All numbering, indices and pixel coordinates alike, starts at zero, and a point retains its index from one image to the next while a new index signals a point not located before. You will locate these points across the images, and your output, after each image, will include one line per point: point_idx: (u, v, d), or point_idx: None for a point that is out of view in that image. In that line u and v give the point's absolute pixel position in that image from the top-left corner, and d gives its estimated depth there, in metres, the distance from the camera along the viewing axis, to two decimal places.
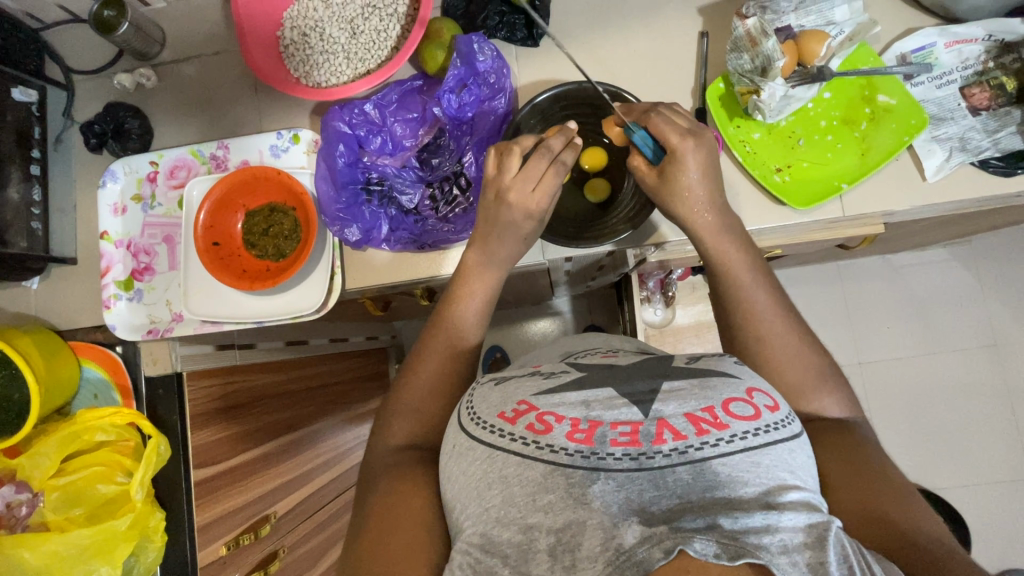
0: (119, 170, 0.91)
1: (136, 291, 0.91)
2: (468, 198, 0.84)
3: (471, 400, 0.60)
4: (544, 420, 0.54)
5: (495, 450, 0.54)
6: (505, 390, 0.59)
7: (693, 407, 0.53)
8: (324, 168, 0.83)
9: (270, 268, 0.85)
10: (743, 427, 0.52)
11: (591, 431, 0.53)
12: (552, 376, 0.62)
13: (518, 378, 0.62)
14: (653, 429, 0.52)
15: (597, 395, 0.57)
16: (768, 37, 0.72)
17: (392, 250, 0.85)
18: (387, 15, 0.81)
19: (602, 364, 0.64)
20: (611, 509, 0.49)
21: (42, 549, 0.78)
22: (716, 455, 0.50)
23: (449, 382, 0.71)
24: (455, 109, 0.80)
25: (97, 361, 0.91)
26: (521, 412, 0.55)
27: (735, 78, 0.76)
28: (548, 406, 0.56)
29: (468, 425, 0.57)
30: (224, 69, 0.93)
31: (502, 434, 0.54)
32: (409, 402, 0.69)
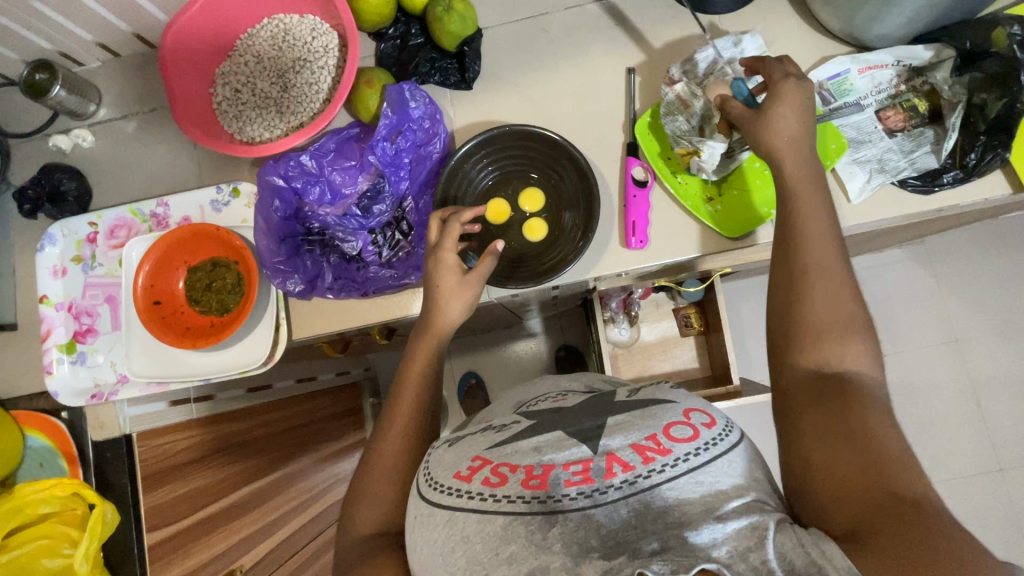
0: (58, 233, 0.90)
1: (79, 354, 0.89)
2: (410, 242, 0.84)
3: (428, 466, 0.58)
4: (499, 472, 0.52)
5: (455, 512, 0.51)
6: (460, 450, 0.57)
7: (635, 437, 0.51)
8: (261, 222, 0.83)
9: (214, 325, 0.84)
10: (685, 449, 0.49)
11: (544, 477, 0.51)
12: (504, 428, 0.59)
13: (473, 435, 0.59)
14: (603, 464, 0.50)
15: (549, 440, 0.54)
16: (698, 100, 0.78)
17: (336, 298, 0.85)
18: (318, 67, 0.82)
19: (554, 407, 0.61)
20: (573, 548, 0.47)
21: None
22: (665, 483, 0.48)
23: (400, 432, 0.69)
24: (391, 156, 0.82)
25: (41, 429, 0.89)
26: (476, 468, 0.53)
27: (675, 140, 0.79)
28: (502, 456, 0.54)
29: (426, 490, 0.54)
30: (162, 125, 0.93)
31: (460, 494, 0.51)
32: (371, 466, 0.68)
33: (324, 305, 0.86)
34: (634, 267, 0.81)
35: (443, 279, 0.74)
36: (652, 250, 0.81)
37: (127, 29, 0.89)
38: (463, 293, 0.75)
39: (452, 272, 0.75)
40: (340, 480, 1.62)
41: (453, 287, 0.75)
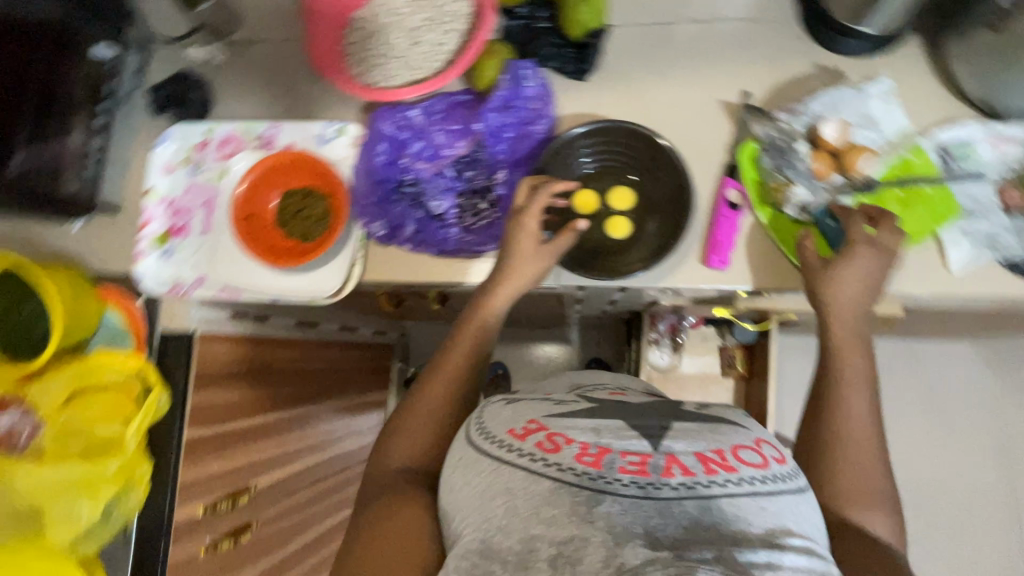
0: (175, 134, 0.97)
1: (168, 248, 0.95)
2: (493, 213, 0.87)
3: (481, 417, 0.60)
4: (554, 440, 0.53)
5: (501, 462, 0.53)
6: (517, 409, 0.59)
7: (701, 446, 0.51)
8: (363, 163, 0.88)
9: (294, 248, 0.88)
10: (751, 473, 0.50)
11: (599, 457, 0.51)
12: (563, 402, 0.60)
13: (530, 400, 0.62)
14: (662, 463, 0.50)
15: (610, 425, 0.55)
16: (798, 143, 0.80)
17: (412, 251, 0.87)
18: (447, 30, 0.85)
19: (610, 399, 0.62)
20: (614, 530, 0.47)
21: (34, 476, 0.79)
22: (724, 495, 0.48)
23: (449, 380, 0.72)
24: (496, 126, 0.86)
25: (118, 308, 0.95)
26: (531, 431, 0.55)
27: (767, 174, 0.80)
28: (559, 427, 0.55)
29: (477, 438, 0.57)
30: (288, 57, 0.98)
31: (511, 449, 0.54)
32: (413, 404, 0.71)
33: (392, 255, 0.88)
34: (708, 286, 0.81)
35: (524, 241, 0.76)
36: (731, 274, 0.80)
37: None
38: (537, 262, 0.76)
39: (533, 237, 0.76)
40: (355, 432, 1.66)
41: (530, 253, 0.76)
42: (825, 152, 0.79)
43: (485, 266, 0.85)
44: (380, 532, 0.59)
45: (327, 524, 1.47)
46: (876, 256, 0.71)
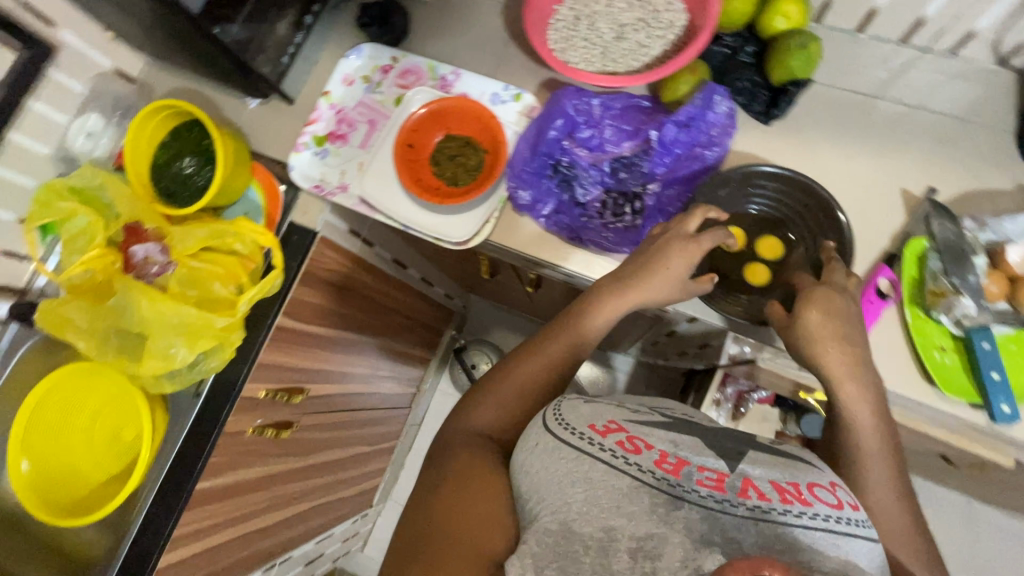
0: (366, 51, 1.02)
1: (323, 149, 1.00)
2: (635, 220, 0.87)
3: (557, 408, 0.63)
4: (633, 442, 0.57)
5: (583, 453, 0.56)
6: (594, 407, 0.62)
7: (777, 478, 0.55)
8: (533, 131, 0.89)
9: (440, 189, 0.91)
10: (825, 510, 0.53)
11: (678, 466, 0.55)
12: (638, 411, 0.63)
13: (605, 402, 0.65)
14: (738, 484, 0.53)
15: (687, 441, 0.59)
16: (976, 256, 0.76)
17: (545, 227, 0.89)
18: (655, 36, 0.87)
19: (684, 418, 0.65)
20: (693, 535, 0.49)
21: (155, 306, 0.85)
22: (801, 526, 0.50)
23: (541, 368, 0.76)
24: (670, 139, 0.85)
25: (262, 187, 1.01)
26: (611, 429, 0.58)
27: (931, 277, 0.76)
28: (638, 432, 0.58)
29: (556, 427, 0.59)
30: (488, 13, 1.01)
31: (592, 441, 0.57)
32: (504, 383, 0.75)
33: (523, 225, 0.90)
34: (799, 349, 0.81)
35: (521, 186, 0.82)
36: None
37: None
38: (672, 285, 0.75)
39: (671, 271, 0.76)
40: (395, 379, 1.70)
41: (674, 277, 0.75)
42: (1000, 274, 0.76)
43: (610, 266, 0.87)
44: (458, 493, 0.62)
45: (346, 452, 1.52)
46: (836, 292, 0.71)
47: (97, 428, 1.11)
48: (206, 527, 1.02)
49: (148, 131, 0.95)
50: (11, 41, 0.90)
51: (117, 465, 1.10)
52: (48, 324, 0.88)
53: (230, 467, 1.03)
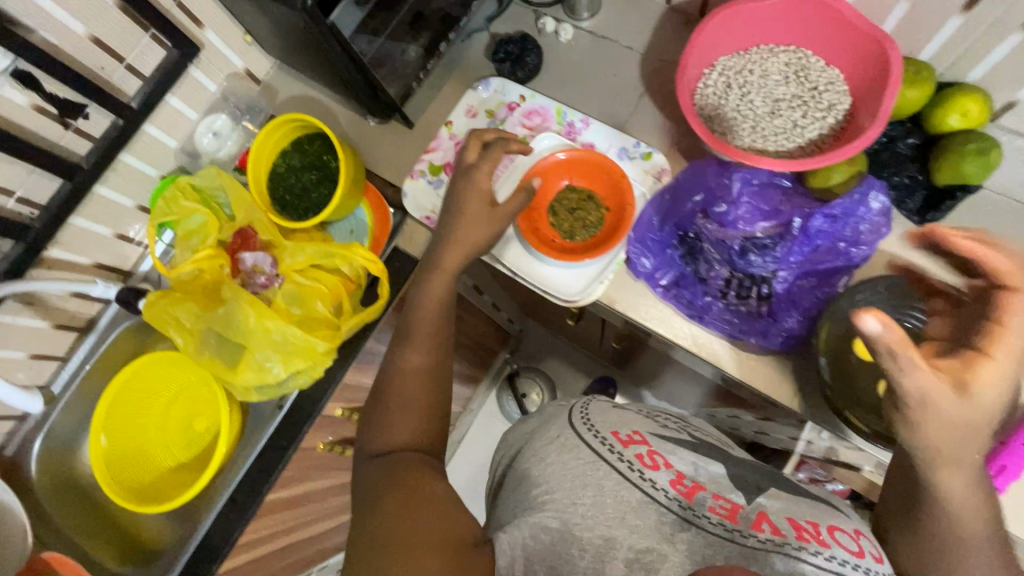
0: (494, 85, 1.00)
1: (438, 179, 0.99)
2: (761, 307, 0.82)
3: (585, 409, 0.75)
4: (653, 458, 0.67)
5: (602, 460, 0.66)
6: (619, 418, 0.73)
7: (795, 516, 0.64)
8: (665, 200, 0.87)
9: (556, 242, 0.88)
10: (842, 553, 0.59)
11: (691, 490, 0.65)
12: (664, 428, 0.75)
13: (632, 414, 0.77)
14: (752, 516, 0.64)
15: (708, 468, 0.69)
16: None
17: (660, 298, 0.85)
18: (813, 116, 0.81)
19: (716, 445, 0.76)
20: (693, 557, 0.59)
21: (261, 322, 0.85)
22: (810, 562, 0.59)
23: (430, 365, 0.78)
24: (813, 229, 0.80)
25: (371, 208, 1.00)
26: (635, 441, 0.69)
27: None
28: (659, 449, 0.69)
29: (580, 426, 0.71)
30: (625, 64, 0.98)
31: (613, 448, 0.67)
32: (401, 394, 0.76)
33: (636, 291, 0.85)
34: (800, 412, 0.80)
35: (474, 206, 0.82)
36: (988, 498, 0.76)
37: None
38: None
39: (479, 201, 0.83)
40: None
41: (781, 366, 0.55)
42: None
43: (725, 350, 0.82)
44: (417, 501, 0.65)
45: None
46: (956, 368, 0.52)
47: (169, 414, 1.13)
48: (267, 534, 1.02)
49: (273, 142, 0.96)
50: (164, 40, 0.91)
51: (187, 453, 1.12)
52: (154, 319, 0.90)
53: (299, 479, 1.03)
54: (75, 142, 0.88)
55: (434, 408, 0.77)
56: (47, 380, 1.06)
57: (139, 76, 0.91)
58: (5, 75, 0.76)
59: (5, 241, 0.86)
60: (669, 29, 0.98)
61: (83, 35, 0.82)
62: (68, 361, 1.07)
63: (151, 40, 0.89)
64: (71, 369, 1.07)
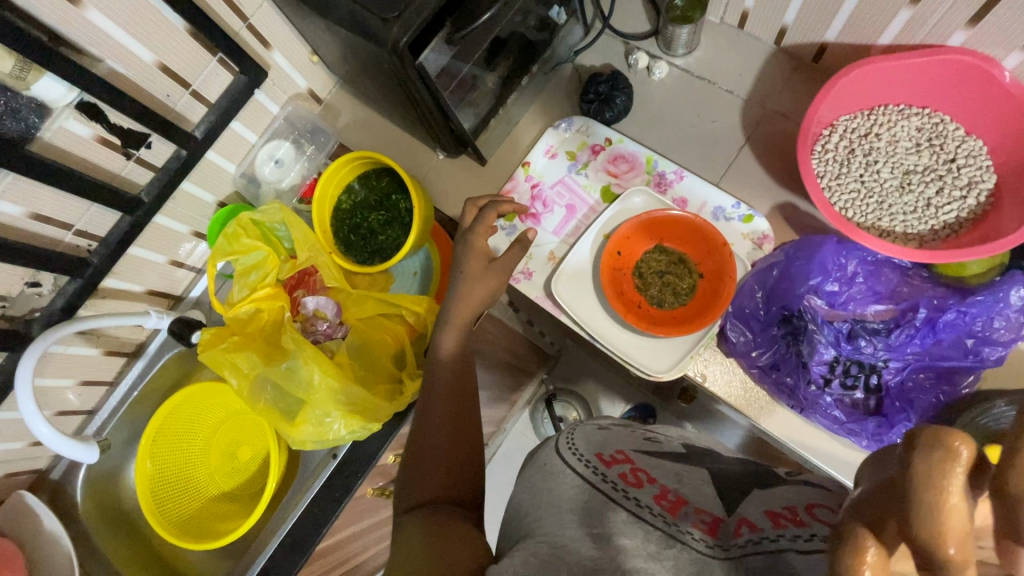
0: (577, 125, 0.92)
1: (512, 225, 0.91)
2: (870, 401, 0.74)
3: (572, 436, 0.68)
4: (636, 475, 0.57)
5: (586, 481, 0.57)
6: (604, 440, 0.66)
7: (773, 506, 0.48)
8: (769, 273, 0.78)
9: (641, 307, 0.82)
10: (823, 530, 0.42)
11: (676, 505, 0.53)
12: (655, 443, 0.67)
13: (623, 436, 0.68)
14: (733, 526, 0.48)
15: (692, 479, 0.58)
16: None
17: (753, 378, 0.78)
18: (948, 194, 0.73)
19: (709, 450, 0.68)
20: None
21: (326, 379, 0.80)
22: (792, 549, 0.42)
23: (444, 411, 0.71)
24: (942, 322, 0.71)
25: (439, 251, 0.94)
26: (617, 461, 0.60)
27: None
28: (642, 466, 0.59)
29: (565, 452, 0.64)
30: (726, 111, 0.89)
31: (594, 468, 0.59)
32: (422, 453, 0.69)
33: (728, 368, 0.79)
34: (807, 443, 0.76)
35: (471, 263, 0.76)
36: None
37: (786, 23, 0.84)
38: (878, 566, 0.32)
39: (481, 256, 0.77)
40: None
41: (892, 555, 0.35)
42: None
43: (811, 432, 0.76)
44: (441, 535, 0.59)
45: None
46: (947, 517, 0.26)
47: (215, 440, 1.09)
48: None
49: (340, 176, 0.90)
50: (231, 65, 0.85)
51: (231, 482, 1.07)
52: (209, 361, 0.85)
53: (349, 527, 0.98)
54: (136, 172, 0.83)
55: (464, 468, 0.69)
56: (94, 405, 1.03)
57: (203, 103, 0.85)
58: (69, 109, 0.71)
59: (62, 277, 0.82)
60: (777, 73, 0.89)
61: (151, 63, 0.76)
62: (115, 387, 1.04)
63: (218, 64, 0.83)
64: (117, 396, 1.03)
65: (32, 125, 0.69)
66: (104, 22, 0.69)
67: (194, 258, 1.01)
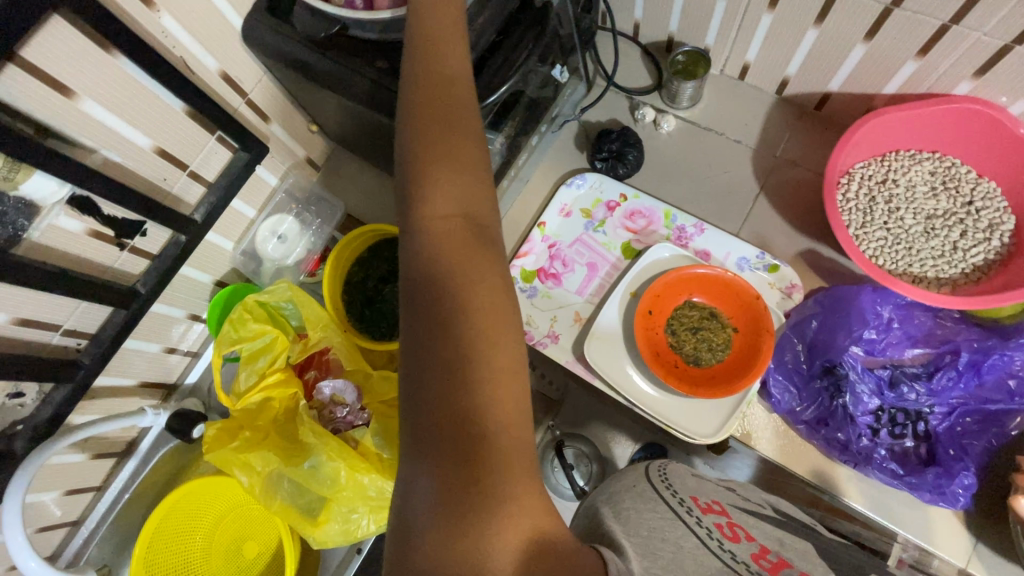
0: (591, 182, 0.91)
1: (533, 287, 0.88)
2: (920, 451, 0.73)
3: (663, 467, 0.61)
4: (734, 530, 0.52)
5: (678, 517, 0.50)
6: (700, 485, 0.59)
7: None
8: (802, 325, 0.77)
9: (678, 366, 0.79)
10: None
11: (778, 566, 0.48)
12: (749, 501, 0.61)
13: (711, 483, 0.62)
14: None
15: (794, 545, 0.53)
16: None
17: (801, 434, 0.76)
18: (971, 236, 0.74)
19: (800, 522, 0.62)
20: None
21: (355, 475, 0.75)
22: None
23: (433, 157, 0.49)
24: (985, 365, 0.71)
25: None
26: (715, 510, 0.54)
27: None
28: (741, 521, 0.53)
29: (656, 479, 0.57)
30: (737, 161, 0.90)
31: (687, 508, 0.52)
32: (426, 263, 0.46)
33: (774, 426, 0.77)
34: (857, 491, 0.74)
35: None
36: None
37: (789, 74, 0.86)
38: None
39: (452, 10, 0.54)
40: None
41: None
42: None
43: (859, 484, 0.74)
44: (486, 430, 0.41)
45: None
46: None
47: (217, 537, 0.98)
48: None
49: (350, 250, 0.87)
50: (230, 142, 0.81)
51: None
52: (218, 462, 0.77)
53: None
54: (130, 263, 0.76)
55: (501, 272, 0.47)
56: (78, 514, 0.92)
57: (202, 183, 0.80)
58: (61, 206, 0.65)
59: (49, 384, 0.74)
60: (783, 123, 0.90)
61: (148, 149, 0.71)
62: (104, 490, 0.94)
63: (217, 142, 0.79)
64: (106, 502, 0.93)
65: (20, 227, 0.63)
66: (99, 112, 0.64)
67: (188, 341, 0.93)
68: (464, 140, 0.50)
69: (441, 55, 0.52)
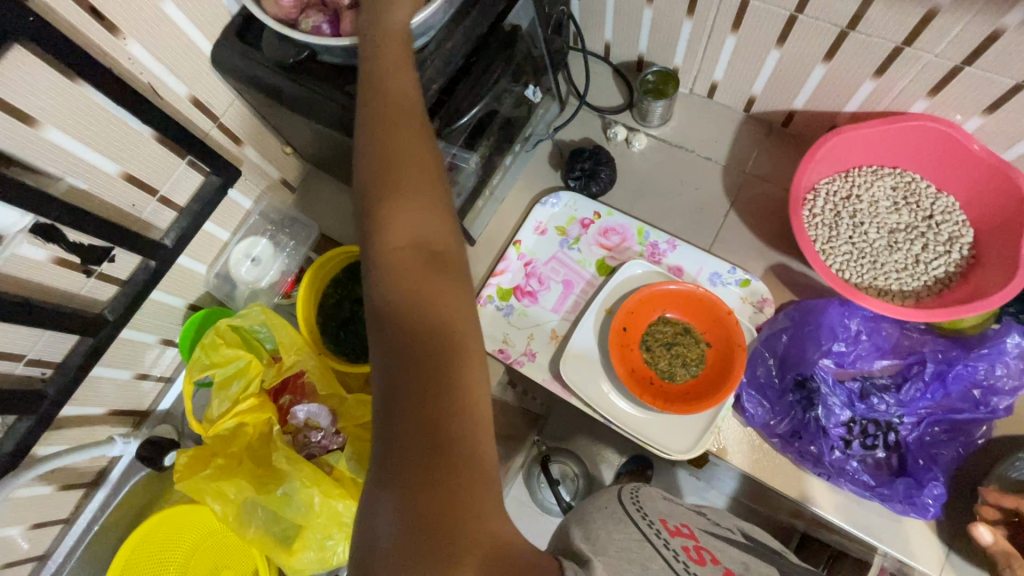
0: (565, 200, 0.92)
1: (509, 305, 0.88)
2: (890, 460, 0.75)
3: (635, 491, 0.61)
4: (700, 553, 0.52)
5: (646, 539, 0.51)
6: (671, 509, 0.59)
7: None
8: (773, 339, 0.78)
9: (653, 383, 0.80)
10: None
11: None
12: (719, 526, 0.62)
13: (679, 505, 0.63)
14: None
15: (759, 571, 0.54)
16: None
17: (776, 448, 0.76)
18: (932, 249, 0.77)
19: (767, 547, 0.62)
20: None
21: (327, 500, 0.74)
22: None
23: (390, 184, 0.49)
24: (950, 375, 0.73)
25: None
26: (683, 534, 0.55)
27: None
28: (709, 545, 0.54)
29: (629, 505, 0.57)
30: (708, 177, 0.92)
31: (657, 532, 0.53)
32: (387, 293, 0.46)
33: (749, 439, 0.78)
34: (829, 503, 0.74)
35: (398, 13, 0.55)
36: None
37: (755, 92, 0.88)
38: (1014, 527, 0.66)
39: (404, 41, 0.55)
40: None
41: None
42: None
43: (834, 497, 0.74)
44: (448, 447, 0.40)
45: None
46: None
47: (191, 569, 0.95)
48: None
49: (324, 272, 0.87)
50: (202, 166, 0.80)
51: None
52: (189, 490, 0.76)
53: None
54: (98, 289, 0.75)
55: (463, 291, 0.47)
56: (46, 549, 0.89)
57: (174, 208, 0.79)
58: (25, 233, 0.64)
59: (13, 416, 0.72)
60: (751, 140, 0.92)
61: (116, 175, 0.70)
62: (72, 522, 0.91)
63: (188, 167, 0.78)
64: (75, 534, 0.90)
65: None
66: (64, 139, 0.64)
67: (161, 367, 0.92)
68: (420, 165, 0.50)
69: (398, 85, 0.53)
